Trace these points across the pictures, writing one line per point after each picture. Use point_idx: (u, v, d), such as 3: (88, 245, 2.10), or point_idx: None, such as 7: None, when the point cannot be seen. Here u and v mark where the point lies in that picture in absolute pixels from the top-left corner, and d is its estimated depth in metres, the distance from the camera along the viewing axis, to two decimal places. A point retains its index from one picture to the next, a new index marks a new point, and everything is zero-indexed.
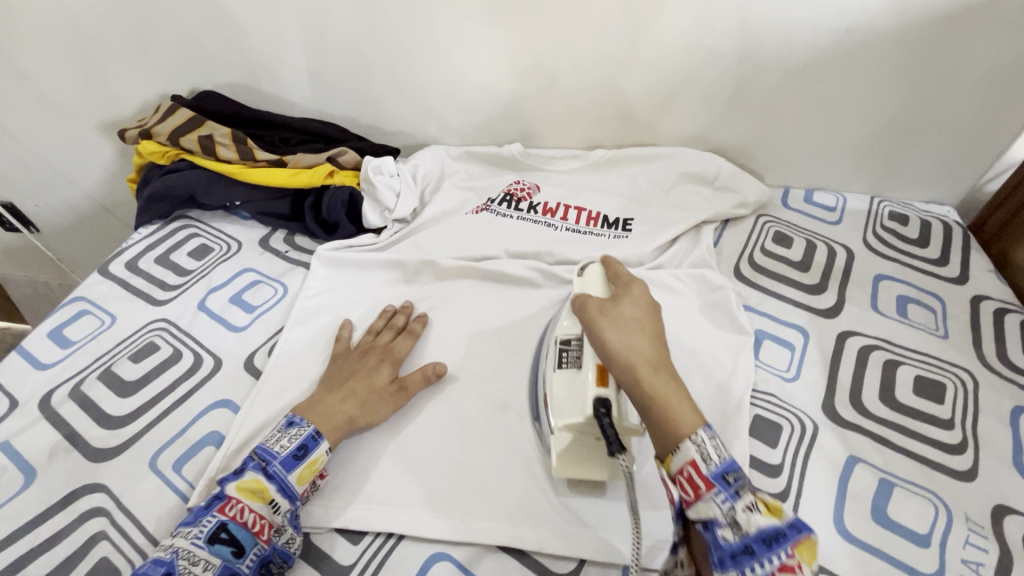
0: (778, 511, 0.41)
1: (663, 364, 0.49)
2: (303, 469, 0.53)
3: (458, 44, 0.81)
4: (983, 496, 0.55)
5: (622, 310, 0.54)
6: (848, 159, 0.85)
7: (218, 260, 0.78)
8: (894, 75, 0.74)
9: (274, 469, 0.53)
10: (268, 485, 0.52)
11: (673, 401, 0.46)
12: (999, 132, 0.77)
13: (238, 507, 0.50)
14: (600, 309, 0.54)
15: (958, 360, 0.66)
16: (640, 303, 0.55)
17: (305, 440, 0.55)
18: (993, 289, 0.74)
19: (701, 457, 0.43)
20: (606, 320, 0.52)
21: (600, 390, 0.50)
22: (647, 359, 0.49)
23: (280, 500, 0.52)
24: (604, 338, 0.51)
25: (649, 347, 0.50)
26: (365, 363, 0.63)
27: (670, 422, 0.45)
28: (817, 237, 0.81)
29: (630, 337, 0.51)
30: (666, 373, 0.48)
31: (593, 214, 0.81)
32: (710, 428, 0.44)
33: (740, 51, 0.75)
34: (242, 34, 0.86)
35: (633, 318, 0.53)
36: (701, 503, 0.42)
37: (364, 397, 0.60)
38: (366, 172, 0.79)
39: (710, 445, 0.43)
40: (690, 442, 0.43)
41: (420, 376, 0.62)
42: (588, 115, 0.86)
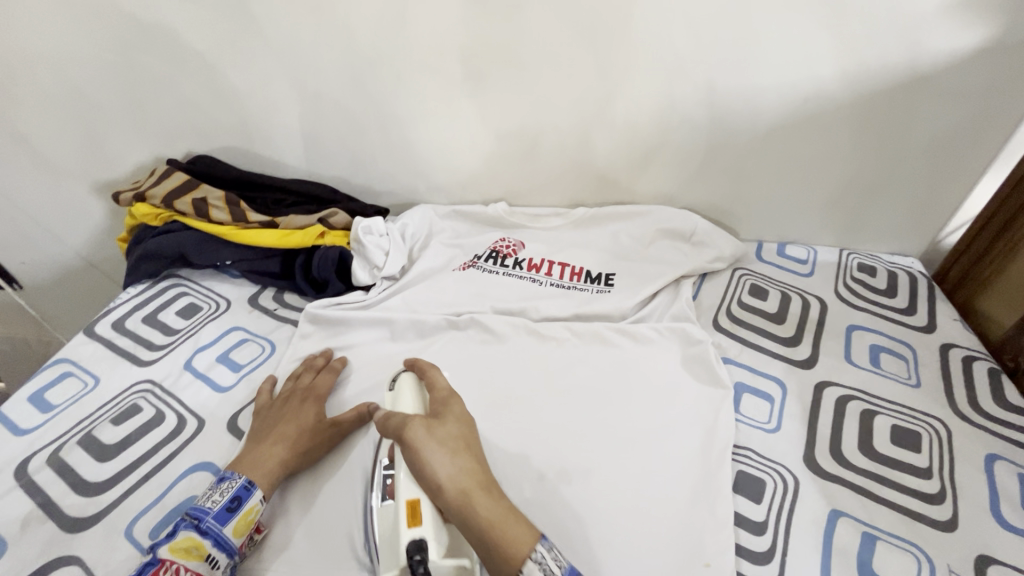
0: None
1: (492, 489, 0.50)
2: (239, 521, 0.53)
3: (446, 111, 0.86)
4: (966, 547, 0.56)
5: (444, 434, 0.53)
6: (815, 214, 0.90)
7: (207, 318, 0.79)
8: (851, 139, 0.80)
9: (207, 525, 0.52)
10: (203, 541, 0.51)
11: (511, 522, 0.47)
12: (952, 190, 0.83)
13: (173, 568, 0.49)
14: (425, 433, 0.53)
15: (932, 408, 0.69)
16: (461, 421, 0.56)
17: (238, 491, 0.55)
18: (960, 337, 0.78)
19: (544, 574, 0.44)
20: (432, 443, 0.52)
21: (413, 532, 0.49)
22: (474, 486, 0.49)
23: (218, 554, 0.52)
24: (428, 470, 0.50)
25: (475, 472, 0.51)
26: (289, 408, 0.64)
27: (506, 545, 0.45)
28: (790, 289, 0.84)
29: (456, 460, 0.51)
30: (496, 496, 0.50)
31: (576, 269, 0.84)
32: (546, 541, 0.46)
33: (708, 119, 0.81)
34: (239, 101, 0.90)
35: (454, 439, 0.53)
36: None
37: (296, 439, 0.61)
38: (357, 232, 0.81)
39: (550, 559, 0.45)
40: (531, 562, 0.44)
41: (353, 415, 0.63)
42: (571, 176, 0.90)
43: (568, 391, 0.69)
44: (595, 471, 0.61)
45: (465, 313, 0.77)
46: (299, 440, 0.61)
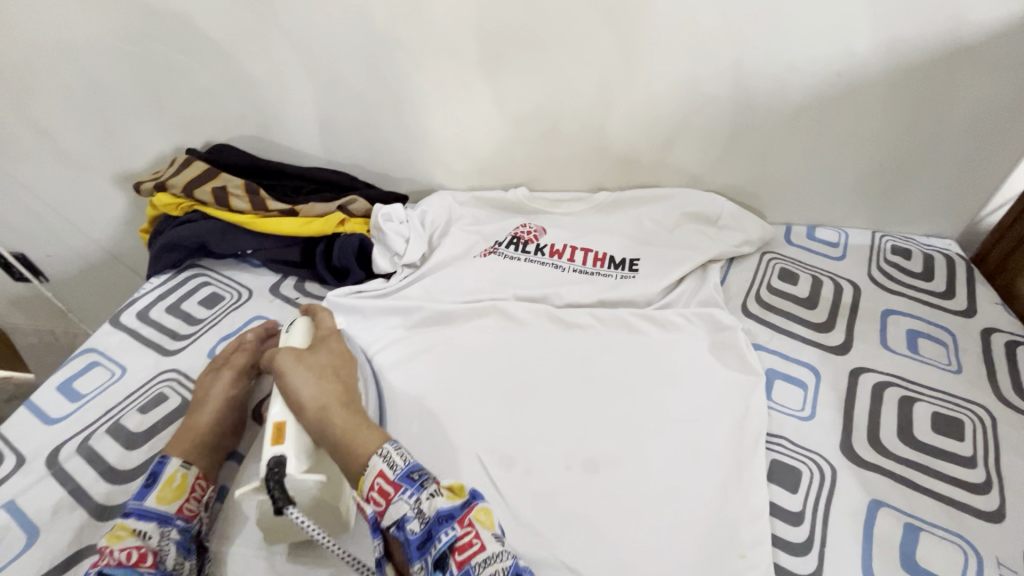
0: (457, 492, 0.49)
1: (349, 407, 0.58)
2: (160, 489, 0.54)
3: (465, 94, 0.84)
4: (1015, 540, 0.54)
5: (318, 361, 0.62)
6: (847, 196, 0.86)
7: (229, 308, 0.79)
8: (887, 116, 0.77)
9: (129, 508, 0.53)
10: (128, 522, 0.52)
11: (362, 430, 0.55)
12: (993, 168, 0.79)
13: (105, 553, 0.49)
14: (294, 357, 0.61)
15: (975, 395, 0.66)
16: (335, 352, 0.64)
17: (152, 470, 0.56)
18: (1003, 321, 0.74)
19: (388, 466, 0.51)
20: (298, 368, 0.60)
21: (276, 447, 0.54)
22: (332, 403, 0.57)
23: (151, 526, 0.52)
24: (293, 384, 0.58)
25: (337, 393, 0.59)
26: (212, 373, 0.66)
27: (355, 449, 0.54)
28: (821, 273, 0.82)
29: (318, 384, 0.59)
30: (353, 411, 0.58)
31: (599, 254, 0.82)
32: (394, 442, 0.54)
33: (736, 96, 0.78)
34: (255, 89, 0.90)
35: (321, 364, 0.61)
36: (394, 506, 0.49)
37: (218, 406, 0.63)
38: (377, 219, 0.81)
39: (395, 453, 0.52)
40: (377, 455, 0.52)
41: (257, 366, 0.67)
42: (592, 159, 0.88)
43: (594, 379, 0.67)
44: (624, 460, 0.60)
45: (486, 300, 0.76)
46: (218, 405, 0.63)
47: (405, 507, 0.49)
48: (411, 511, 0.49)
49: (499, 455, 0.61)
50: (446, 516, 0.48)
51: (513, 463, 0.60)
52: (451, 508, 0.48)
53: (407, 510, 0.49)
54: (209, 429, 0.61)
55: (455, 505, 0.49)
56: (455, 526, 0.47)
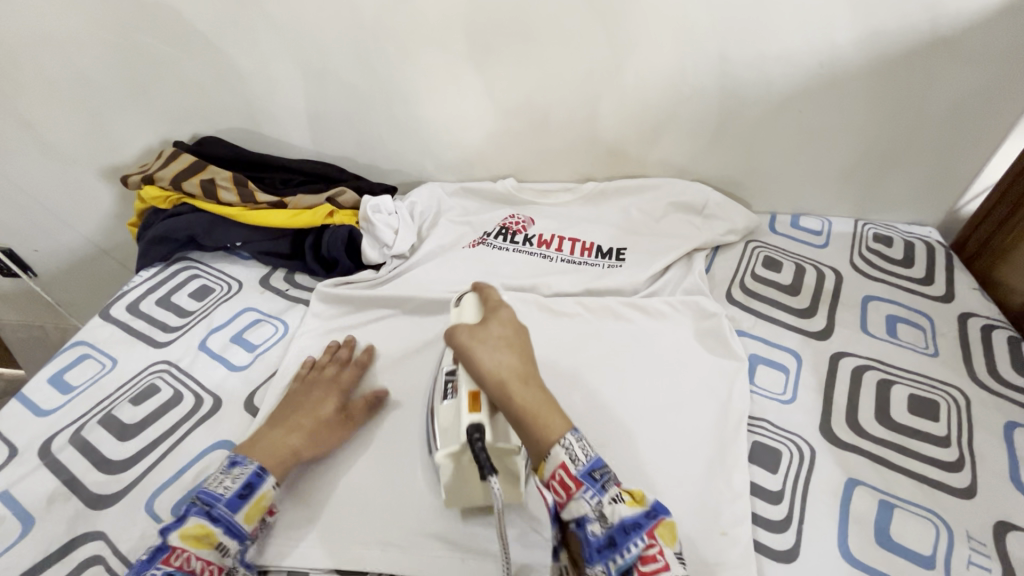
0: (639, 500, 0.47)
1: (531, 379, 0.53)
2: (250, 507, 0.53)
3: (453, 85, 0.84)
4: (985, 514, 0.56)
5: (491, 332, 0.56)
6: (831, 185, 0.88)
7: (219, 300, 0.79)
8: (869, 106, 0.78)
9: (218, 512, 0.52)
10: (213, 529, 0.51)
11: (544, 409, 0.50)
12: (972, 157, 0.81)
13: (184, 557, 0.48)
14: (469, 334, 0.55)
15: (950, 378, 0.68)
16: (507, 324, 0.58)
17: (250, 478, 0.54)
18: (979, 306, 0.76)
19: (570, 459, 0.48)
20: (475, 342, 0.54)
21: (474, 417, 0.51)
22: (515, 374, 0.52)
23: (229, 542, 0.51)
24: (474, 357, 0.53)
25: (517, 364, 0.53)
26: (310, 397, 0.63)
27: (544, 426, 0.49)
28: (805, 261, 0.83)
29: (499, 356, 0.53)
30: (533, 386, 0.53)
31: (587, 244, 0.83)
32: (576, 431, 0.49)
33: (721, 86, 0.79)
34: (243, 81, 0.89)
35: (499, 337, 0.55)
36: (574, 504, 0.47)
37: (310, 430, 0.60)
38: (366, 211, 0.81)
39: (578, 448, 0.48)
40: (559, 446, 0.48)
41: (364, 402, 0.64)
42: (580, 150, 0.89)
43: (581, 366, 0.68)
44: (610, 445, 0.61)
45: None
46: (320, 433, 0.60)
47: (586, 508, 0.46)
48: (592, 513, 0.46)
49: None
50: (632, 526, 0.46)
51: None
52: (636, 517, 0.46)
53: (588, 510, 0.46)
54: (295, 453, 0.58)
55: (639, 514, 0.46)
56: (643, 539, 0.45)
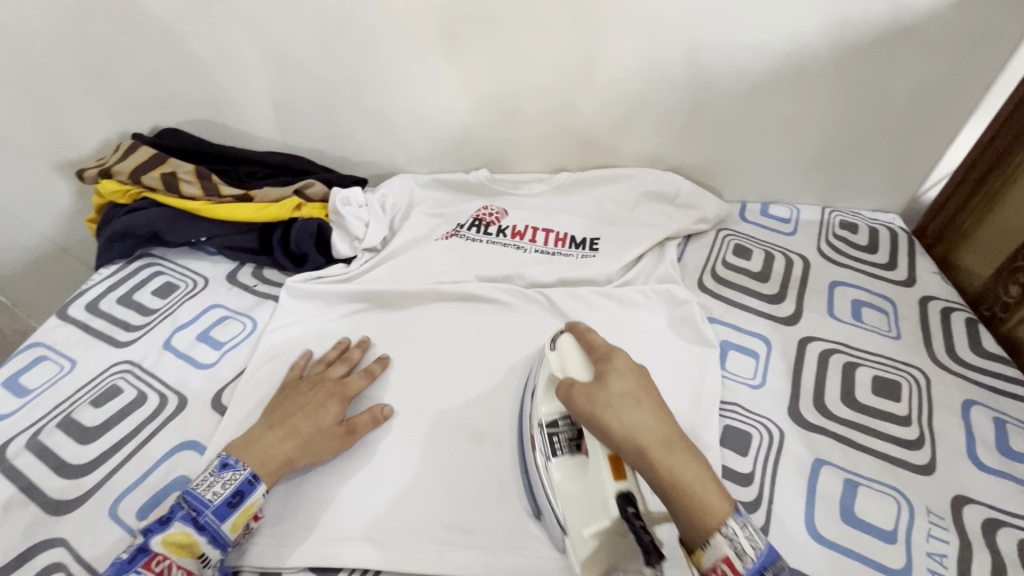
0: None
1: (673, 440, 0.48)
2: (238, 516, 0.52)
3: (422, 75, 0.83)
4: (943, 489, 0.58)
5: (614, 390, 0.50)
6: (799, 174, 0.89)
7: (185, 296, 0.76)
8: (835, 95, 0.80)
9: (206, 519, 0.51)
10: (198, 537, 0.50)
11: (697, 483, 0.45)
12: (933, 144, 0.83)
13: (165, 564, 0.48)
14: (589, 399, 0.50)
15: (911, 359, 0.70)
16: (627, 374, 0.51)
17: (240, 485, 0.53)
18: (939, 290, 0.79)
19: (736, 553, 0.43)
20: (600, 408, 0.49)
21: (622, 486, 0.48)
22: (653, 439, 0.47)
23: (211, 552, 0.51)
24: (606, 425, 0.48)
25: (653, 426, 0.48)
26: (311, 401, 0.60)
27: (701, 507, 0.44)
28: (774, 248, 0.85)
29: (634, 416, 0.48)
30: (681, 452, 0.47)
31: (561, 235, 0.83)
32: (740, 515, 0.45)
33: (691, 76, 0.80)
34: (203, 71, 0.86)
35: (625, 396, 0.50)
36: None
37: (307, 436, 0.58)
38: (335, 204, 0.79)
39: (744, 538, 0.44)
40: (721, 536, 0.43)
41: (368, 417, 0.61)
42: (553, 140, 0.89)
43: None
44: None
45: (449, 283, 0.76)
46: (318, 441, 0.58)
47: None
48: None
49: (463, 434, 0.61)
50: None
51: (482, 439, 0.61)
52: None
53: None
54: (288, 459, 0.56)
55: None
56: None
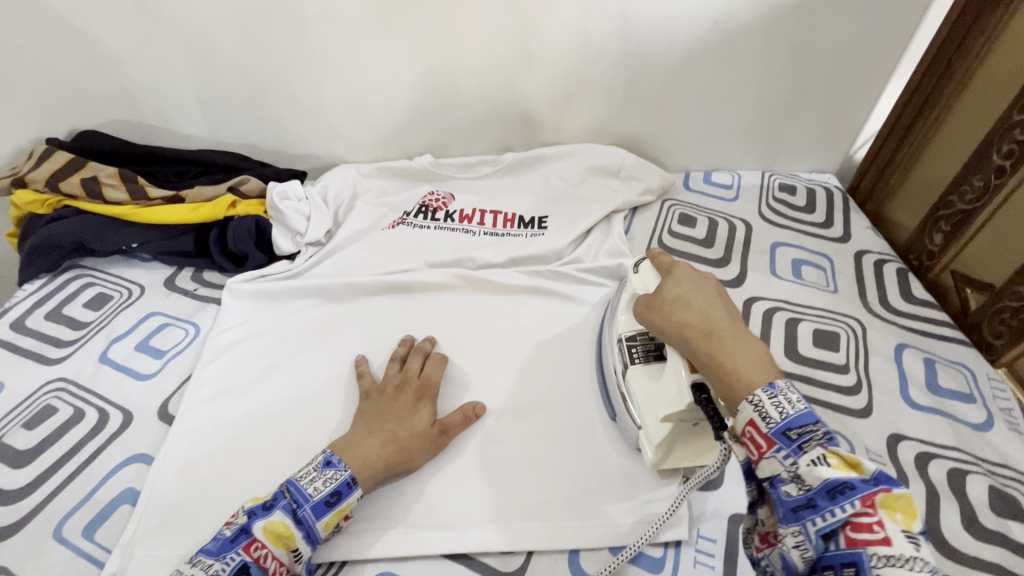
0: (856, 466, 0.38)
1: (726, 327, 0.47)
2: (332, 516, 0.49)
3: (352, 60, 0.80)
4: (880, 429, 0.61)
5: (668, 293, 0.51)
6: (738, 140, 0.92)
7: (119, 306, 0.73)
8: (767, 61, 0.81)
9: (303, 513, 0.48)
10: (295, 531, 0.48)
11: (744, 355, 0.44)
12: (860, 104, 0.86)
13: (263, 552, 0.46)
14: (647, 307, 0.53)
15: (848, 311, 0.73)
16: (683, 281, 0.52)
17: (340, 485, 0.50)
18: (871, 243, 0.83)
19: (759, 414, 0.40)
20: (649, 311, 0.52)
21: (695, 376, 0.47)
22: (709, 327, 0.47)
23: (303, 547, 0.48)
24: (658, 327, 0.51)
25: (707, 315, 0.48)
26: (402, 402, 0.58)
27: (742, 379, 0.43)
28: (717, 215, 0.87)
29: (680, 314, 0.49)
30: (727, 339, 0.46)
31: (509, 215, 0.83)
32: (774, 383, 0.42)
33: (624, 49, 0.80)
34: (118, 68, 0.82)
35: (675, 297, 0.51)
36: (766, 462, 0.40)
37: (405, 440, 0.55)
38: (273, 199, 0.76)
39: (769, 404, 0.40)
40: (746, 402, 0.41)
41: (460, 416, 0.59)
42: (494, 120, 0.88)
43: (512, 336, 0.69)
44: (548, 406, 0.62)
45: (398, 272, 0.74)
46: (421, 445, 0.55)
47: (781, 469, 0.39)
48: (786, 474, 0.39)
49: None
50: (839, 489, 0.37)
51: None
52: (846, 479, 0.37)
53: (784, 472, 0.39)
54: (393, 462, 0.54)
55: (853, 479, 0.37)
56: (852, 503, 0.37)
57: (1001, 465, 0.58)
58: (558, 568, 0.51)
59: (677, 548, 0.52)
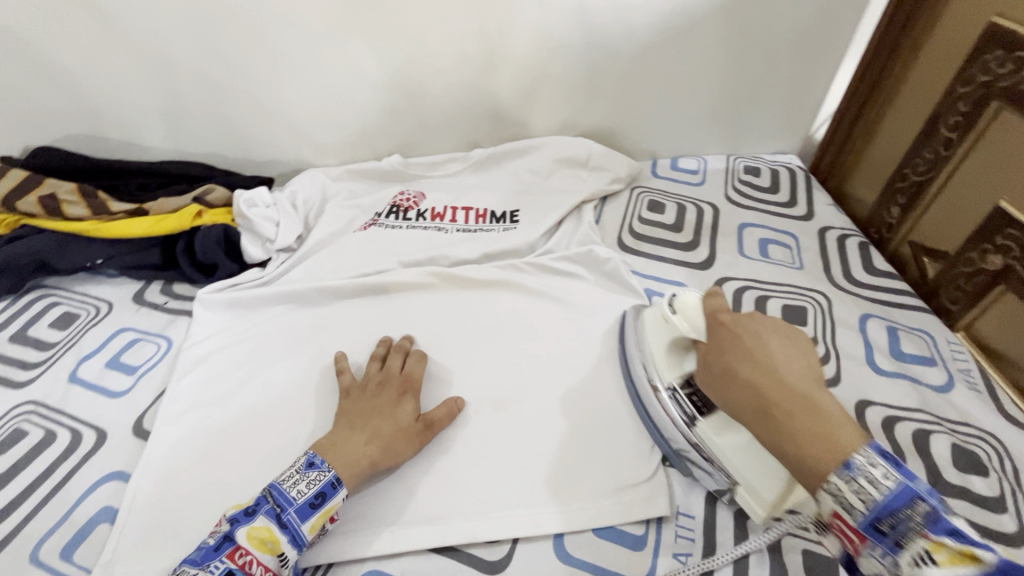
0: (965, 559, 0.33)
1: (789, 381, 0.43)
2: (318, 518, 0.49)
3: (314, 63, 0.79)
4: (849, 397, 0.63)
5: (725, 368, 0.47)
6: (702, 126, 0.93)
7: (87, 324, 0.71)
8: (725, 46, 0.83)
9: (288, 517, 0.48)
10: (279, 535, 0.47)
11: (820, 426, 0.40)
12: (817, 85, 0.89)
13: (247, 557, 0.46)
14: (707, 377, 0.49)
15: (814, 286, 0.75)
16: (732, 350, 0.47)
17: (324, 486, 0.50)
18: (834, 219, 0.85)
19: (843, 507, 0.37)
20: (710, 384, 0.48)
21: None
22: (770, 398, 0.43)
23: (290, 552, 0.48)
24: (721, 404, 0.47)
25: (765, 382, 0.44)
26: (383, 398, 0.58)
27: (812, 467, 0.39)
28: (685, 200, 0.88)
29: (735, 393, 0.45)
30: (786, 419, 0.41)
31: (480, 211, 0.83)
32: (850, 465, 0.37)
33: (586, 41, 0.81)
34: (72, 81, 0.80)
35: (730, 372, 0.46)
36: (864, 558, 0.38)
37: (388, 437, 0.55)
38: (239, 206, 0.76)
39: (849, 492, 0.37)
40: (824, 493, 0.38)
41: (444, 411, 0.59)
42: (462, 117, 0.88)
43: (489, 330, 0.69)
44: (528, 396, 0.63)
45: (372, 273, 0.74)
46: (403, 440, 0.55)
47: (881, 567, 0.37)
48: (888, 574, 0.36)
49: None
50: None
51: None
52: None
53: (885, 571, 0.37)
54: (376, 459, 0.53)
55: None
56: None
57: (962, 424, 0.61)
58: (544, 553, 0.52)
59: (658, 524, 0.54)
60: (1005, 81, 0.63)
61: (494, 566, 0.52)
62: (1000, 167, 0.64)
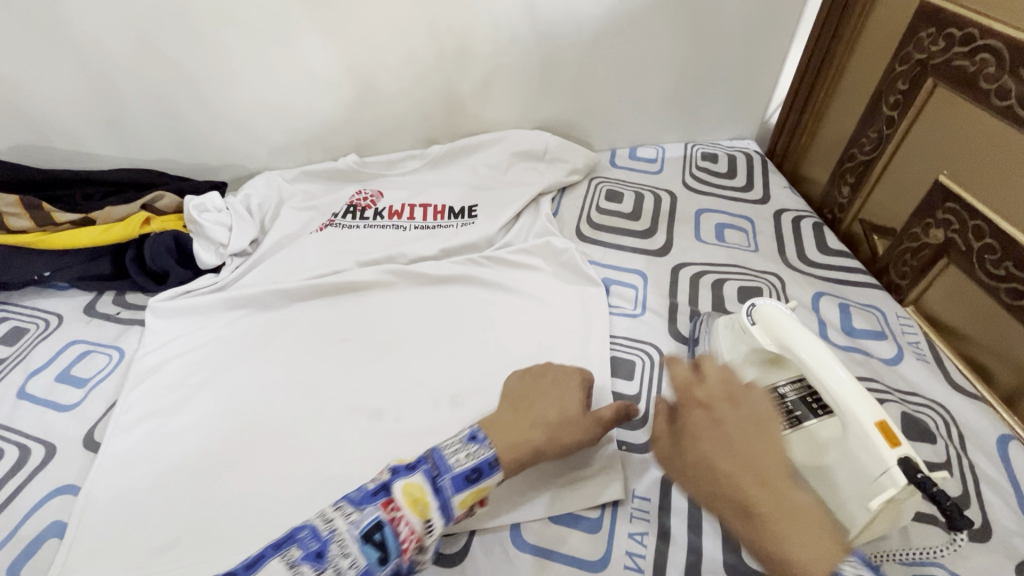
0: None
1: (771, 477, 0.39)
2: (469, 494, 0.47)
3: (261, 65, 0.79)
4: None
5: (691, 448, 0.43)
6: (659, 115, 0.94)
7: (36, 338, 0.70)
8: (674, 34, 0.84)
9: (443, 482, 0.46)
10: (432, 498, 0.45)
11: (802, 534, 0.37)
12: (767, 70, 0.90)
13: (400, 512, 0.44)
14: (670, 452, 0.45)
15: (769, 267, 0.77)
16: (712, 425, 0.43)
17: (482, 463, 0.48)
18: (789, 202, 0.87)
19: None
20: (674, 461, 0.45)
21: (900, 451, 0.42)
22: (748, 493, 0.39)
23: (437, 520, 0.45)
24: (685, 485, 0.43)
25: (744, 473, 0.40)
26: (546, 391, 0.56)
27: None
28: (643, 188, 0.89)
29: (705, 481, 0.41)
30: (769, 519, 0.38)
31: (439, 207, 0.83)
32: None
33: (535, 34, 0.81)
34: (13, 91, 0.78)
35: (698, 455, 0.42)
36: None
37: (553, 427, 0.53)
38: (190, 212, 0.74)
39: None
40: None
41: (613, 411, 0.56)
42: (417, 114, 0.88)
43: (446, 325, 0.69)
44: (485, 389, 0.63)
45: (329, 273, 0.74)
46: (564, 430, 0.53)
47: None
48: None
49: (362, 417, 0.60)
50: None
51: (379, 417, 0.60)
52: None
53: None
54: (540, 444, 0.52)
55: None
56: None
57: (911, 394, 0.62)
58: (501, 543, 0.52)
59: (613, 509, 0.54)
60: (939, 58, 0.64)
61: (451, 559, 0.51)
62: (937, 143, 0.66)
